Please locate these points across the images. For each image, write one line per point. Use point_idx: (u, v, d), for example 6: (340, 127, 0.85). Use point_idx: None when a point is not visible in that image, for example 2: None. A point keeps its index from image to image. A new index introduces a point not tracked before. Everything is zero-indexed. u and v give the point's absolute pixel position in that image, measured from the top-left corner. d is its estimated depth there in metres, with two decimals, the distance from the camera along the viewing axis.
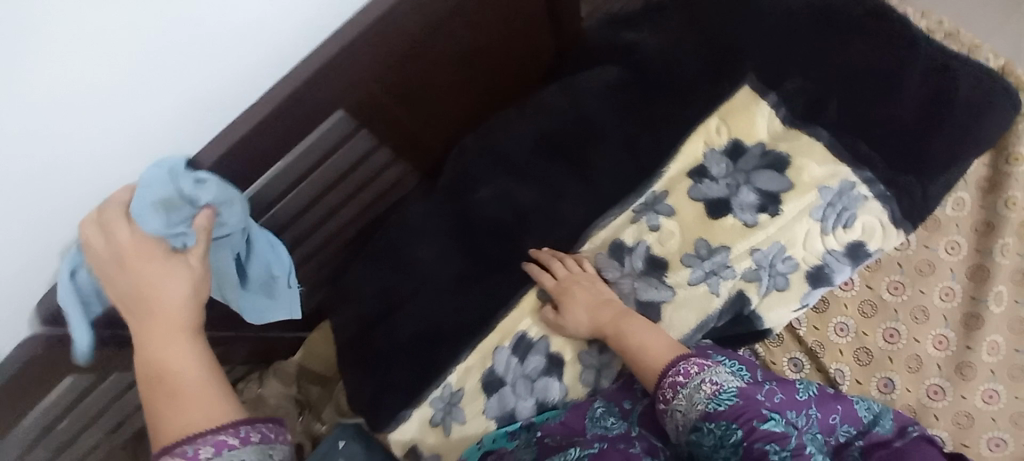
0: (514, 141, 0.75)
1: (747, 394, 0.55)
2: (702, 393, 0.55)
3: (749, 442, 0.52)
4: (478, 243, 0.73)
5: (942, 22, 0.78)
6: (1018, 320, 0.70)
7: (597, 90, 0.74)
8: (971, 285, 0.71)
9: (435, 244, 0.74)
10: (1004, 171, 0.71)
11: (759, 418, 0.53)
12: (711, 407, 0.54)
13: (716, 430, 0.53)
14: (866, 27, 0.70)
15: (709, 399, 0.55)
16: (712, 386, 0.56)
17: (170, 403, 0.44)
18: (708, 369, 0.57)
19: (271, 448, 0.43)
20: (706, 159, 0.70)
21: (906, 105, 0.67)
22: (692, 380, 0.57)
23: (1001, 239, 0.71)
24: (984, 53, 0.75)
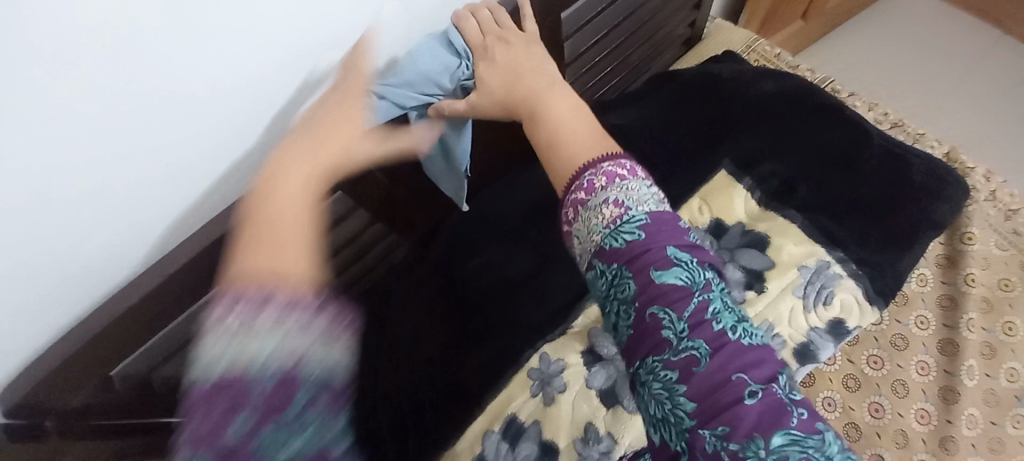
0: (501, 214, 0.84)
1: (663, 217, 0.49)
2: (601, 218, 0.50)
3: (700, 380, 0.43)
4: (467, 315, 0.75)
5: (888, 114, 0.87)
6: (991, 393, 0.72)
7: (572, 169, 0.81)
8: (944, 359, 0.74)
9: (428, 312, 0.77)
10: (959, 249, 0.78)
11: (735, 375, 0.42)
12: (663, 325, 0.45)
13: (614, 279, 0.48)
14: (820, 120, 0.77)
15: (599, 224, 0.49)
16: (615, 207, 0.49)
17: (281, 262, 0.38)
18: (613, 171, 0.51)
19: (332, 343, 0.35)
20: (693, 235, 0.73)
21: (867, 189, 0.72)
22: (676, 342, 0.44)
23: (965, 314, 0.75)
24: (928, 141, 0.84)
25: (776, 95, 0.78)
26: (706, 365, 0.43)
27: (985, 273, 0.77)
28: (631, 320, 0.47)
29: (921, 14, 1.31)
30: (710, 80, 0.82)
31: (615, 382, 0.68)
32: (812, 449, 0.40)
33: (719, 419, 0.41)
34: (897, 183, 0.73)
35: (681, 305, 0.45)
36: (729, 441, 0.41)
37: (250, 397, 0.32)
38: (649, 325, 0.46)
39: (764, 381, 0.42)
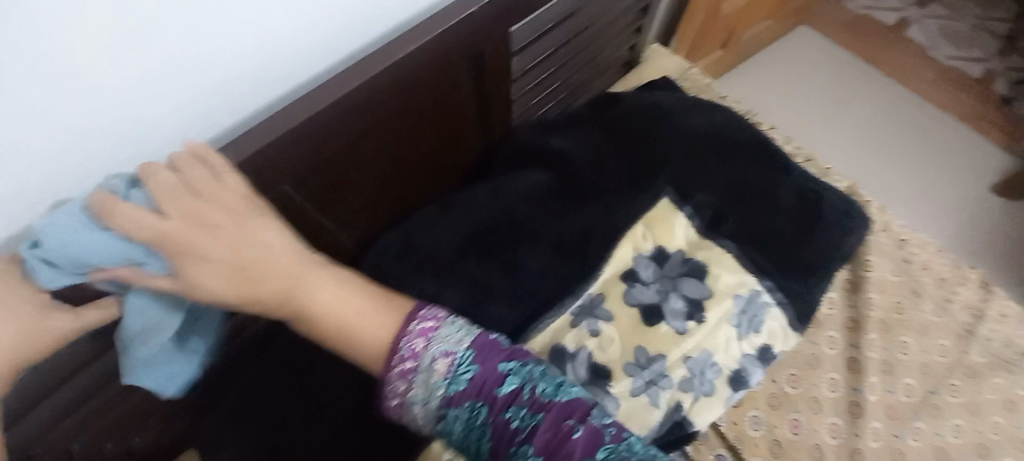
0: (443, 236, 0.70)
1: (484, 343, 0.46)
2: (435, 373, 0.45)
3: (518, 438, 0.43)
4: None
5: (801, 148, 0.94)
6: (890, 407, 0.78)
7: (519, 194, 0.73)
8: (851, 376, 0.79)
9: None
10: (861, 274, 0.85)
11: (491, 385, 0.45)
12: (460, 385, 0.44)
13: (458, 420, 0.45)
14: (747, 154, 0.80)
15: (439, 352, 0.45)
16: (443, 362, 0.45)
17: (360, 343, 0.45)
18: (427, 327, 0.46)
19: (451, 322, 0.47)
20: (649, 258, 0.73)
21: (788, 220, 0.76)
22: (425, 355, 0.45)
23: (866, 335, 0.81)
24: (834, 175, 0.92)
25: (715, 131, 0.80)
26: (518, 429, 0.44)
27: (882, 297, 0.84)
28: (479, 417, 0.45)
29: (812, 49, 1.46)
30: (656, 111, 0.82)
31: None
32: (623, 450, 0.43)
33: (482, 404, 0.44)
34: (813, 216, 0.77)
35: (472, 373, 0.45)
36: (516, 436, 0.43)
37: (484, 349, 0.46)
38: (489, 390, 0.45)
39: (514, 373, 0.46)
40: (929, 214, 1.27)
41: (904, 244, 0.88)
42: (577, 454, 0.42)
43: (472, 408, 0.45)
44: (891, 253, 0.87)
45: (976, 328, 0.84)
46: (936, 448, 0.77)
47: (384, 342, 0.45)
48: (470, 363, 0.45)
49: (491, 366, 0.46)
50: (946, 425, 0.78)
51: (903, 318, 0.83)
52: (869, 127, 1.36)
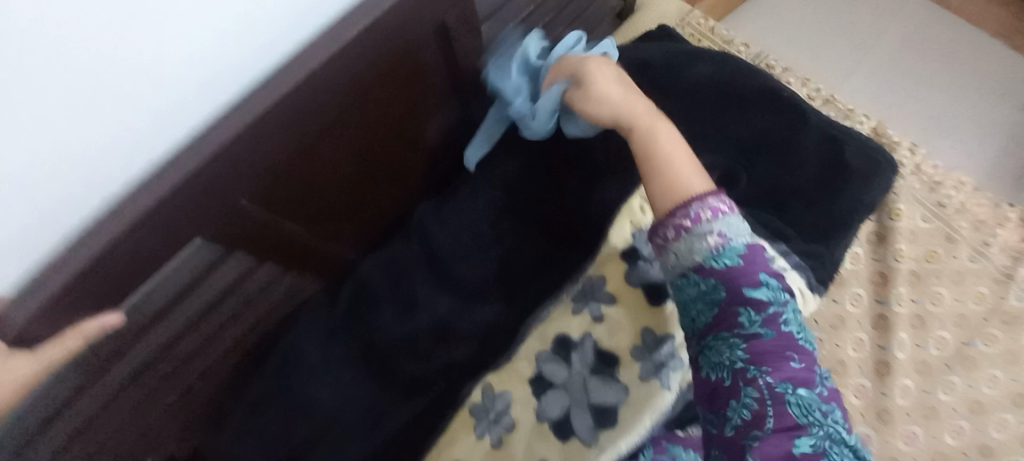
0: (441, 232, 0.70)
1: (757, 250, 0.46)
2: (705, 244, 0.45)
3: (769, 386, 0.41)
4: (390, 359, 0.66)
5: (820, 90, 0.86)
6: (924, 363, 0.72)
7: (505, 183, 0.72)
8: (878, 334, 0.74)
9: (343, 354, 0.66)
10: (888, 225, 0.78)
11: (793, 362, 0.42)
12: (762, 335, 0.42)
13: (708, 304, 0.45)
14: (751, 107, 0.73)
15: (709, 250, 0.45)
16: (717, 236, 0.45)
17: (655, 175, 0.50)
18: (721, 207, 0.46)
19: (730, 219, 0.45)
20: (708, 199, 0.46)
21: (805, 176, 0.71)
22: (699, 226, 0.45)
23: (895, 289, 0.75)
24: (858, 117, 0.83)
25: (714, 81, 0.74)
26: (757, 380, 0.41)
27: (912, 246, 0.77)
28: (741, 357, 0.42)
29: None
30: (646, 68, 0.75)
31: (567, 408, 0.63)
32: (822, 413, 0.40)
33: (766, 364, 0.41)
34: (830, 166, 0.71)
35: (773, 339, 0.42)
36: (770, 377, 0.41)
37: (796, 349, 0.43)
38: (798, 373, 0.42)
39: (808, 370, 0.42)
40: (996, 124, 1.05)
41: (936, 187, 0.80)
42: (793, 420, 0.40)
43: (749, 378, 0.41)
44: (921, 198, 0.79)
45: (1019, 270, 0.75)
46: (976, 402, 0.70)
47: (690, 195, 0.47)
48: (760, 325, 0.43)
49: (791, 359, 0.42)
50: (984, 378, 0.71)
51: (936, 268, 0.76)
52: (919, 28, 1.13)
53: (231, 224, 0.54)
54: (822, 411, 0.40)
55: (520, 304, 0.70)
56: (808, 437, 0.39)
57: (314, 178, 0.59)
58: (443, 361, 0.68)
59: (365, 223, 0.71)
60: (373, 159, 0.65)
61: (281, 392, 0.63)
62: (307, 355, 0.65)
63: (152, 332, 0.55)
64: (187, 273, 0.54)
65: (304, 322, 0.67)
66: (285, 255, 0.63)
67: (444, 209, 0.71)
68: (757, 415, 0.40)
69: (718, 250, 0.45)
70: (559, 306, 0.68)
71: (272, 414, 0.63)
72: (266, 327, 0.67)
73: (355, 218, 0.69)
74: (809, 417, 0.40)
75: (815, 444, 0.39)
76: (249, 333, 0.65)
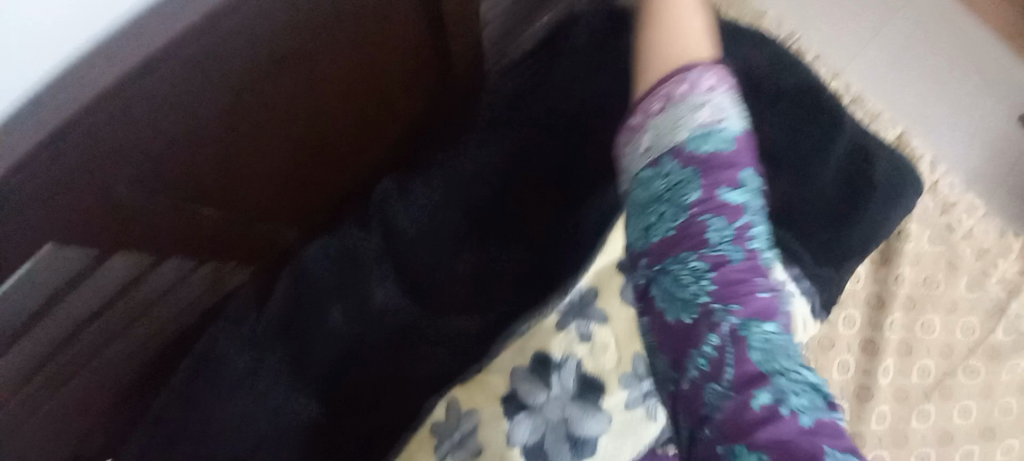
0: (410, 225, 0.59)
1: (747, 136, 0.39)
2: (695, 116, 0.39)
3: (730, 328, 0.36)
4: (335, 371, 0.57)
5: (849, 86, 0.77)
6: (901, 389, 0.71)
7: (485, 171, 0.61)
8: (864, 358, 0.71)
9: (283, 366, 0.55)
10: (894, 246, 0.73)
11: (759, 291, 0.37)
12: (730, 257, 0.37)
13: (697, 275, 0.37)
14: (779, 109, 0.63)
15: (699, 121, 0.38)
16: (710, 110, 0.39)
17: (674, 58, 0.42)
18: (710, 79, 0.40)
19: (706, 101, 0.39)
20: (691, 69, 0.40)
21: (828, 189, 0.62)
22: (693, 90, 0.39)
23: (890, 315, 0.71)
24: (884, 122, 0.75)
25: (742, 73, 0.63)
26: (721, 326, 0.36)
27: (914, 271, 0.73)
28: (706, 289, 0.36)
29: None
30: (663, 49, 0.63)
31: (542, 436, 0.55)
32: (789, 350, 0.37)
33: (733, 301, 0.36)
34: (853, 178, 0.62)
35: (741, 261, 0.37)
36: (731, 317, 0.36)
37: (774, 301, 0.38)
38: (737, 294, 0.36)
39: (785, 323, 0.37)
40: None
41: (948, 208, 0.75)
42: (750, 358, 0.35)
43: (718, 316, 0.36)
44: (931, 219, 0.74)
45: (1009, 304, 0.73)
46: (944, 431, 0.71)
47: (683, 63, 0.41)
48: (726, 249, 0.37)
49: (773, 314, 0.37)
50: (956, 407, 0.72)
51: (933, 295, 0.72)
52: (948, 20, 1.04)
53: (98, 218, 0.43)
54: (786, 353, 0.36)
55: (496, 310, 0.61)
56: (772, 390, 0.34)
57: (226, 163, 0.49)
58: (400, 374, 0.59)
59: (308, 207, 0.61)
60: (316, 135, 0.55)
61: (205, 401, 0.53)
62: (237, 367, 0.54)
63: (28, 337, 0.45)
64: (63, 274, 0.44)
65: (228, 319, 0.55)
66: (194, 238, 0.51)
67: (409, 189, 0.59)
68: (717, 367, 0.36)
69: (708, 129, 0.38)
70: (543, 318, 0.59)
71: (192, 425, 0.53)
72: (177, 326, 0.56)
73: (288, 199, 0.58)
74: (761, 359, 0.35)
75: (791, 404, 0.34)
76: (157, 333, 0.55)
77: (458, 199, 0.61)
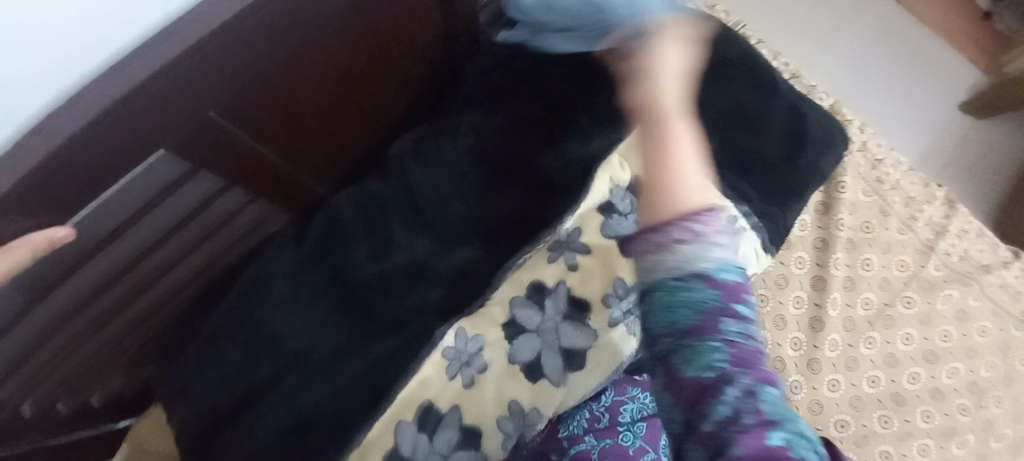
0: (428, 173, 0.68)
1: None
2: (712, 252, 0.40)
3: (745, 386, 0.39)
4: (360, 302, 0.65)
5: (788, 64, 0.90)
6: (849, 320, 0.82)
7: (489, 135, 0.71)
8: (815, 293, 0.82)
9: (317, 297, 0.64)
10: (833, 196, 0.85)
11: (761, 362, 0.41)
12: (726, 325, 0.39)
13: (709, 349, 0.39)
14: (727, 75, 0.75)
15: (710, 258, 0.40)
16: (716, 254, 0.40)
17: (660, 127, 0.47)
18: (710, 226, 0.41)
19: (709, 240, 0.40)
20: (702, 209, 0.41)
21: (772, 142, 0.74)
22: (692, 238, 0.40)
23: (834, 254, 0.83)
24: (819, 93, 0.88)
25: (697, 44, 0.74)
26: (738, 380, 0.39)
27: (852, 217, 0.85)
28: (725, 359, 0.39)
29: None
30: None
31: (539, 352, 0.65)
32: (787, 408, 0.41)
33: (745, 365, 0.39)
34: (790, 136, 0.75)
35: (750, 344, 0.40)
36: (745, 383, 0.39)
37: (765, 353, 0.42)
38: (742, 355, 0.40)
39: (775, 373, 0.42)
40: (931, 114, 1.15)
41: (878, 164, 0.87)
42: (754, 375, 0.40)
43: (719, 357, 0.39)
44: (864, 173, 0.86)
45: (937, 243, 0.85)
46: (889, 355, 0.81)
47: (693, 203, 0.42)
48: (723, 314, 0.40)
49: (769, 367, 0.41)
50: (899, 335, 0.82)
51: (869, 238, 0.84)
52: (876, 17, 1.20)
53: (191, 134, 0.51)
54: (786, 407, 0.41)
55: (504, 243, 0.69)
56: (780, 431, 0.39)
57: (289, 106, 0.57)
58: (422, 303, 0.66)
59: (344, 157, 0.69)
60: (346, 94, 0.63)
61: (252, 325, 0.62)
62: (279, 298, 0.63)
63: (102, 254, 0.53)
64: (147, 191, 0.52)
65: (271, 255, 0.64)
66: (249, 180, 0.60)
67: (424, 149, 0.69)
68: (737, 413, 0.39)
69: (721, 264, 0.40)
70: (535, 253, 0.69)
71: (240, 346, 0.62)
72: (224, 261, 0.66)
73: (322, 151, 0.66)
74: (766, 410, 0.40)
75: (784, 437, 0.39)
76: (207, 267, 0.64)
77: (465, 154, 0.70)
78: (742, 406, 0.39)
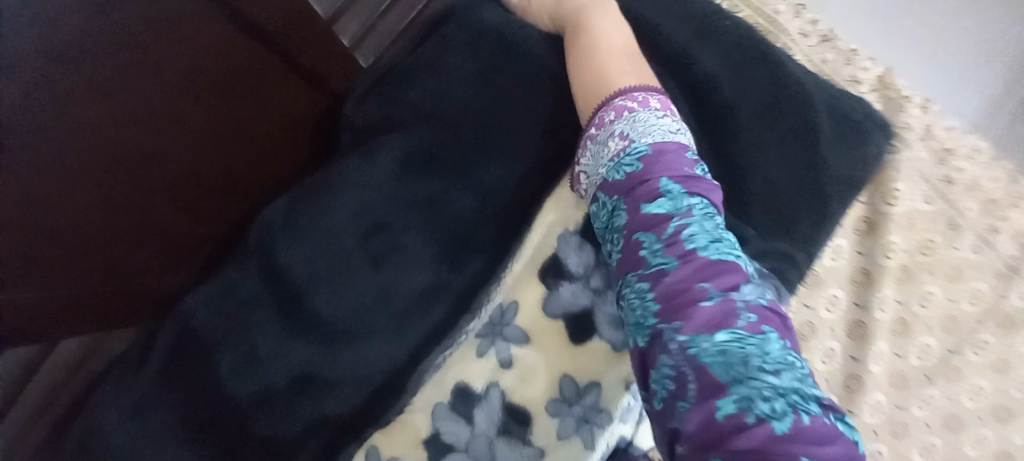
0: (293, 255, 0.49)
1: (667, 147, 0.40)
2: (608, 150, 0.42)
3: (681, 344, 0.34)
4: (220, 430, 0.49)
5: (818, 22, 0.67)
6: (899, 374, 0.60)
7: (384, 190, 0.51)
8: (852, 343, 0.61)
9: (161, 426, 0.48)
10: (880, 211, 0.62)
11: (707, 294, 0.34)
12: (667, 270, 0.36)
13: (641, 296, 0.36)
14: (720, 66, 0.52)
15: (616, 148, 0.42)
16: (619, 140, 0.42)
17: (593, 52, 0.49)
18: (629, 104, 0.44)
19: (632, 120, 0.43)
20: (618, 94, 0.45)
21: (789, 146, 0.52)
22: (603, 132, 0.44)
23: (879, 292, 0.61)
24: (862, 62, 0.65)
25: (682, 18, 0.54)
26: (672, 340, 0.34)
27: (904, 236, 0.62)
28: (652, 312, 0.36)
29: None
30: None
31: None
32: (756, 347, 0.33)
33: (676, 316, 0.34)
34: (808, 126, 0.51)
35: (680, 270, 0.36)
36: (680, 335, 0.34)
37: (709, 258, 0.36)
38: (675, 292, 0.35)
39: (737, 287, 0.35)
40: None
41: (946, 157, 0.63)
42: (697, 318, 0.34)
43: (644, 296, 0.36)
44: (925, 173, 0.63)
45: None
46: (952, 416, 0.60)
47: (608, 97, 0.46)
48: (661, 247, 0.37)
49: (727, 275, 0.35)
50: (965, 389, 0.60)
51: (929, 262, 0.62)
52: None
53: None
54: (749, 358, 0.32)
55: (413, 333, 0.52)
56: (730, 395, 0.31)
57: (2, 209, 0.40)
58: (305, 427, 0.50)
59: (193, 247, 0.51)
60: (156, 166, 0.54)
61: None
62: (111, 425, 0.48)
63: None
64: None
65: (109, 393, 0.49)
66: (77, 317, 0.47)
67: (296, 218, 0.50)
68: (679, 381, 0.33)
69: (620, 155, 0.41)
70: (459, 347, 0.52)
71: None
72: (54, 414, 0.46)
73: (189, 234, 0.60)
74: (725, 375, 0.32)
75: (739, 401, 0.31)
76: None
77: (351, 220, 0.50)
78: (690, 377, 0.33)
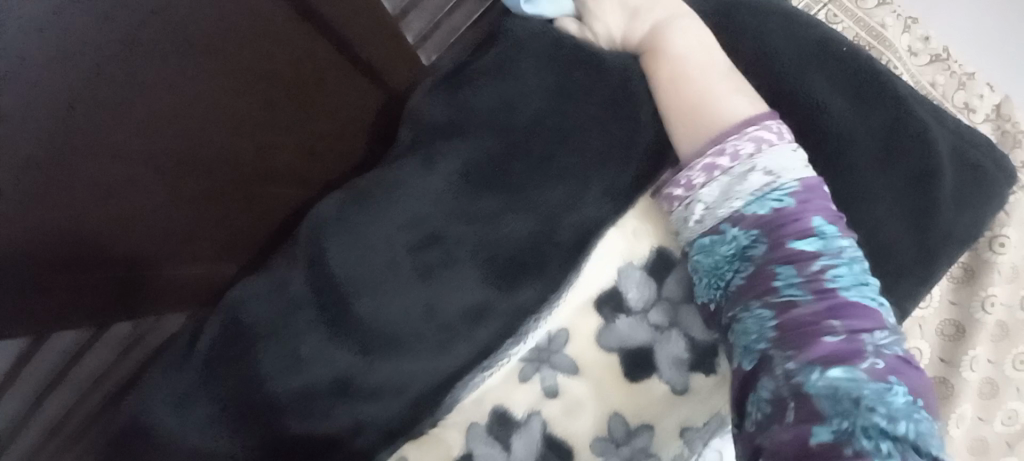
0: (344, 258, 0.48)
1: (814, 185, 0.41)
2: (743, 186, 0.42)
3: (793, 370, 0.36)
4: (257, 431, 0.48)
5: (930, 39, 0.59)
6: (981, 441, 0.54)
7: (438, 198, 0.48)
8: (933, 403, 0.55)
9: (199, 417, 0.47)
10: (985, 260, 0.55)
11: (838, 332, 0.36)
12: (801, 302, 0.37)
13: (761, 323, 0.38)
14: (835, 84, 0.47)
15: (762, 184, 0.41)
16: (763, 172, 0.41)
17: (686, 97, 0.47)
18: (767, 136, 0.42)
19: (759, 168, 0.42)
20: (747, 124, 0.43)
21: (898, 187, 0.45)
22: (723, 170, 0.43)
23: (971, 350, 0.55)
24: (977, 88, 0.58)
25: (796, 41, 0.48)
26: (787, 365, 0.36)
27: (1011, 289, 0.55)
28: (772, 334, 0.37)
29: None
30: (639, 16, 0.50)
31: None
32: (872, 391, 0.34)
33: (801, 343, 0.36)
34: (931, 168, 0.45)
35: (816, 303, 0.37)
36: (794, 363, 0.36)
37: (839, 306, 0.37)
38: (803, 324, 0.37)
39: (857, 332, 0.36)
40: None
41: None
42: (824, 347, 0.36)
43: (758, 320, 0.38)
44: None
45: None
46: None
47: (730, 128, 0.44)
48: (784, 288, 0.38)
49: (859, 322, 0.36)
50: None
51: None
52: None
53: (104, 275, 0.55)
54: (867, 396, 0.34)
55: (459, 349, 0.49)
56: (829, 424, 0.33)
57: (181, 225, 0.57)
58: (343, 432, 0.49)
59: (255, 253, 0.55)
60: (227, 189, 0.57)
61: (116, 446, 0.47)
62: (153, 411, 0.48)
63: None
64: None
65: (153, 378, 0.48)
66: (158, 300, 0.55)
67: (347, 219, 0.48)
68: (777, 409, 0.35)
69: (763, 191, 0.41)
70: (503, 369, 0.50)
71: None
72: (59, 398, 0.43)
73: (209, 238, 0.61)
74: (831, 408, 0.33)
75: (836, 430, 0.33)
76: None
77: (403, 227, 0.48)
78: (792, 402, 0.35)
